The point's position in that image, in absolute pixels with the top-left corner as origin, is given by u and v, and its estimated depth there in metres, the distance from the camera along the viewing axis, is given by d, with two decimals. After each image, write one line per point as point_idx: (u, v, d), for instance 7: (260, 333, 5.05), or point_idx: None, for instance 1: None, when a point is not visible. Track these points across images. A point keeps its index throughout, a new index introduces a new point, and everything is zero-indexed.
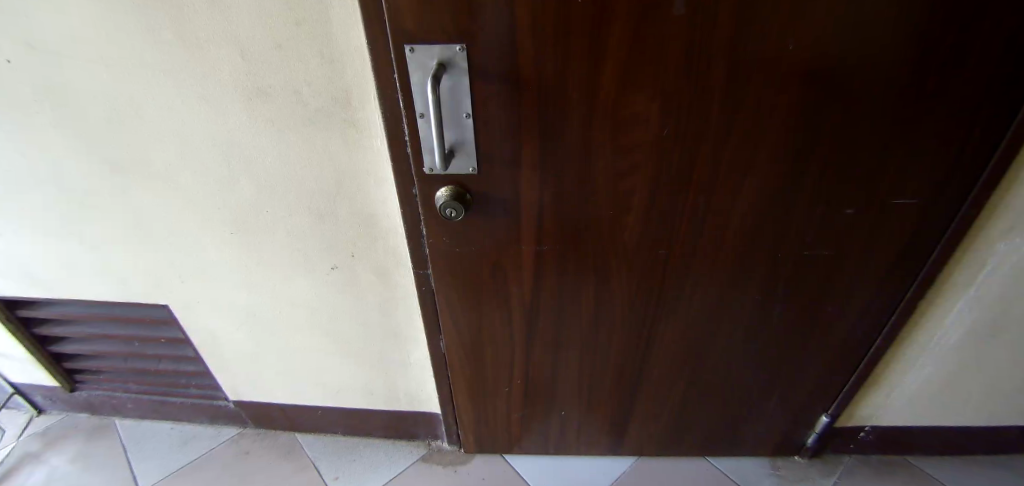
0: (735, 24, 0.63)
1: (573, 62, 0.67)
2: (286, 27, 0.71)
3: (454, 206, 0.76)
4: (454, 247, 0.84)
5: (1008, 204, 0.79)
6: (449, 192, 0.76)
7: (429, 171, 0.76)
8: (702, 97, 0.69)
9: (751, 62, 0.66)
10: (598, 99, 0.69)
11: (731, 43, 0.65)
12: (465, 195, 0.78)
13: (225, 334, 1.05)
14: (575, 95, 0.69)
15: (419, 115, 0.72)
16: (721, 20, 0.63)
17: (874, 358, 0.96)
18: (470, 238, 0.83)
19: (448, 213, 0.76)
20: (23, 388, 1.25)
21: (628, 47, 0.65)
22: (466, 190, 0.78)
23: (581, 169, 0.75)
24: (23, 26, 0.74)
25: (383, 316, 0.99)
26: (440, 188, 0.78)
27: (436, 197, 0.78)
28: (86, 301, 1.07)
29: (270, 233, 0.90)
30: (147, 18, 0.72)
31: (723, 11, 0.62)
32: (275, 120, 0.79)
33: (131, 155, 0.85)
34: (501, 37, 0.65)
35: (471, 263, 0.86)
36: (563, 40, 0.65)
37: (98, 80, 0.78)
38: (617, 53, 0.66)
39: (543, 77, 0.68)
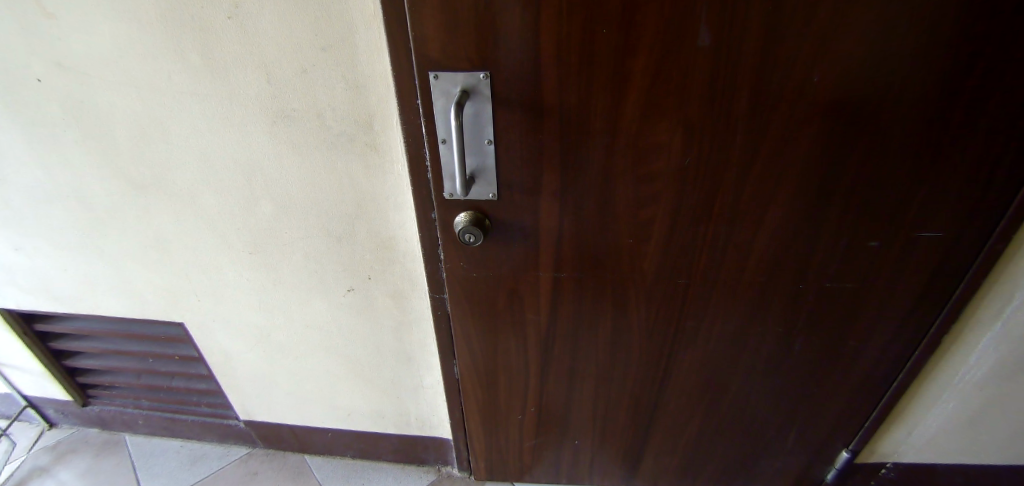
0: (758, 55, 0.63)
1: (594, 91, 0.67)
2: (312, 53, 0.72)
3: (473, 231, 0.75)
4: (471, 272, 0.84)
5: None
6: (468, 217, 0.76)
7: (449, 196, 0.76)
8: (723, 127, 0.68)
9: (775, 93, 0.65)
10: (620, 127, 0.69)
11: (756, 75, 0.64)
12: (484, 220, 0.77)
13: (238, 354, 1.05)
14: (596, 124, 0.69)
15: (441, 141, 0.72)
16: (745, 53, 0.63)
17: (899, 394, 0.93)
18: (487, 263, 0.82)
19: (467, 238, 0.76)
20: (35, 401, 1.25)
21: (650, 77, 0.66)
22: (485, 216, 0.78)
23: (600, 197, 0.75)
24: (58, 49, 0.77)
25: (397, 339, 0.98)
26: (459, 214, 0.78)
27: (455, 222, 0.78)
28: (103, 317, 1.08)
29: (288, 254, 0.90)
30: (178, 44, 0.74)
31: (747, 44, 0.62)
32: (297, 144, 0.80)
33: (154, 175, 0.86)
34: (523, 66, 0.66)
35: (487, 288, 0.85)
36: (586, 69, 0.65)
37: (127, 101, 0.80)
38: (639, 83, 0.66)
39: (565, 106, 0.68)
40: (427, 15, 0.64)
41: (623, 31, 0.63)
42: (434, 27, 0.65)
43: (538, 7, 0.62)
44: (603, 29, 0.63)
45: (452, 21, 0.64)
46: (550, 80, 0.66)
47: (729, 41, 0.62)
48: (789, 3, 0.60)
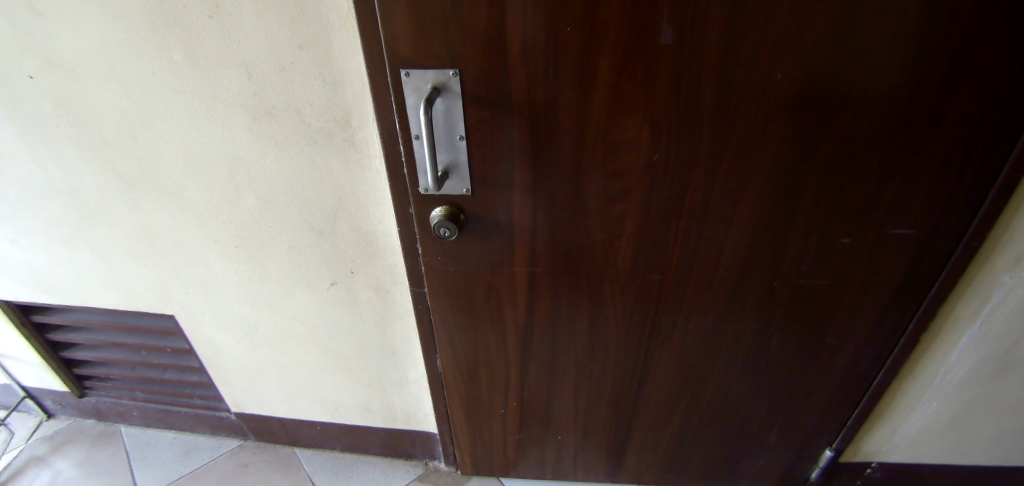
0: (722, 52, 0.64)
1: (562, 86, 0.68)
2: (290, 51, 0.74)
3: (447, 225, 0.76)
4: (449, 266, 0.84)
5: (1012, 237, 0.77)
6: (443, 212, 0.78)
7: (423, 191, 0.77)
8: (691, 123, 0.69)
9: (740, 89, 0.66)
10: (589, 123, 0.70)
11: (720, 72, 0.65)
12: (459, 214, 0.78)
13: (226, 348, 1.06)
14: (565, 120, 0.70)
15: (415, 137, 0.74)
16: (709, 49, 0.64)
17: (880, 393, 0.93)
18: (465, 258, 0.83)
19: (442, 232, 0.77)
20: (34, 392, 1.28)
21: (616, 73, 0.66)
22: (460, 210, 0.79)
23: (572, 192, 0.76)
24: (49, 48, 0.80)
25: (381, 333, 0.98)
26: (435, 208, 0.79)
27: (430, 217, 0.79)
28: (95, 310, 1.10)
29: (271, 248, 0.91)
30: (162, 43, 0.76)
31: (711, 41, 0.63)
32: (278, 140, 0.81)
33: (142, 171, 0.89)
34: (492, 62, 0.67)
35: (466, 283, 0.86)
36: (553, 66, 0.66)
37: (116, 99, 0.83)
38: (606, 79, 0.67)
39: (534, 102, 0.69)
40: (398, 14, 0.66)
41: (588, 29, 0.64)
42: (404, 24, 0.66)
43: (504, 4, 0.63)
44: (568, 26, 0.64)
45: (422, 18, 0.65)
46: (518, 76, 0.67)
47: (693, 38, 0.63)
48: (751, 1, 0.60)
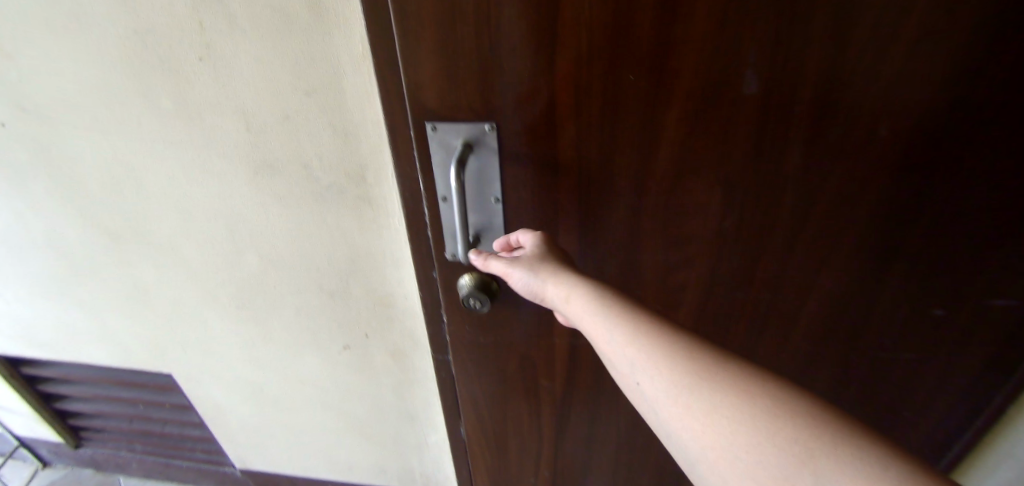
0: (817, 104, 0.52)
1: (619, 144, 0.57)
2: (295, 98, 0.64)
3: (477, 297, 0.67)
4: (477, 338, 0.75)
5: None
6: (473, 280, 0.67)
7: (451, 256, 0.67)
8: (771, 184, 0.58)
9: (833, 149, 0.55)
10: (648, 185, 0.60)
11: (810, 129, 0.54)
12: (491, 282, 0.68)
13: (229, 407, 0.97)
14: (620, 181, 0.60)
15: (442, 198, 0.64)
16: (800, 103, 0.52)
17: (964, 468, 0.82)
18: (495, 329, 0.74)
19: (471, 303, 0.68)
20: (28, 441, 1.21)
21: (685, 129, 0.55)
22: (493, 277, 0.68)
23: (624, 258, 0.65)
24: (19, 91, 0.70)
25: (399, 397, 0.89)
26: (464, 273, 0.69)
27: (459, 283, 0.69)
28: (87, 363, 1.01)
29: (278, 309, 0.82)
30: (149, 88, 0.66)
31: (802, 95, 0.52)
32: (283, 196, 0.71)
33: (131, 225, 0.79)
34: (535, 116, 0.56)
35: (496, 354, 0.76)
36: (609, 121, 0.56)
37: (98, 147, 0.73)
38: (671, 137, 0.56)
39: (585, 160, 0.58)
40: (423, 61, 0.55)
41: (654, 78, 0.53)
42: (431, 73, 0.55)
43: (554, 50, 0.52)
44: (630, 74, 0.53)
45: (452, 65, 0.54)
46: (567, 131, 0.57)
47: (784, 89, 0.52)
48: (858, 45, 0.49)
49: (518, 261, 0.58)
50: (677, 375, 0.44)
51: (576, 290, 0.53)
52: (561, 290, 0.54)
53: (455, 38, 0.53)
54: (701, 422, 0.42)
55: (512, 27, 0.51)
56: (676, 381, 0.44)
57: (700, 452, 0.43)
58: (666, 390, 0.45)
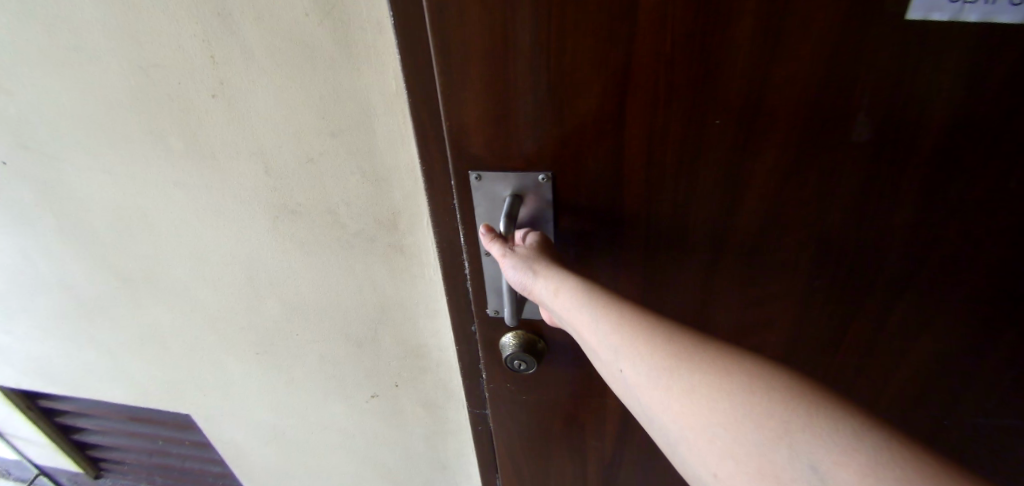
0: (931, 151, 0.45)
1: (695, 195, 0.49)
2: (320, 139, 0.57)
3: (522, 359, 0.60)
4: (519, 394, 0.67)
5: None
6: (517, 340, 0.60)
7: (493, 313, 0.60)
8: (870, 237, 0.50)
9: (945, 200, 0.48)
10: (727, 239, 0.52)
11: (921, 177, 0.47)
12: (537, 341, 0.61)
13: (251, 449, 0.92)
14: (695, 235, 0.52)
15: (485, 253, 0.56)
16: (912, 150, 0.45)
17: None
18: (541, 386, 0.66)
19: (515, 364, 0.61)
20: (48, 469, 1.18)
21: (774, 180, 0.47)
22: (539, 335, 0.61)
23: (688, 314, 0.58)
24: (20, 128, 0.64)
25: (430, 447, 0.82)
26: (506, 331, 0.62)
27: (501, 341, 0.62)
28: (103, 399, 0.97)
29: (301, 356, 0.76)
30: (158, 128, 0.60)
31: (916, 140, 0.45)
32: (306, 243, 0.64)
33: (143, 267, 0.73)
34: (598, 164, 0.49)
35: (540, 412, 0.69)
36: (687, 171, 0.48)
37: (105, 188, 0.67)
38: (759, 188, 0.48)
39: (653, 212, 0.51)
40: (470, 104, 0.47)
41: (744, 122, 0.45)
42: (478, 116, 0.47)
43: (626, 90, 0.44)
44: (716, 118, 0.45)
45: (503, 108, 0.46)
46: (636, 181, 0.49)
47: (894, 132, 0.44)
48: (991, 87, 0.41)
49: (517, 249, 0.47)
50: (659, 357, 0.35)
51: (565, 282, 0.43)
52: (551, 282, 0.44)
53: (508, 79, 0.45)
54: (682, 402, 0.34)
55: (576, 65, 0.43)
56: (658, 365, 0.35)
57: (679, 432, 0.34)
58: (650, 377, 0.35)
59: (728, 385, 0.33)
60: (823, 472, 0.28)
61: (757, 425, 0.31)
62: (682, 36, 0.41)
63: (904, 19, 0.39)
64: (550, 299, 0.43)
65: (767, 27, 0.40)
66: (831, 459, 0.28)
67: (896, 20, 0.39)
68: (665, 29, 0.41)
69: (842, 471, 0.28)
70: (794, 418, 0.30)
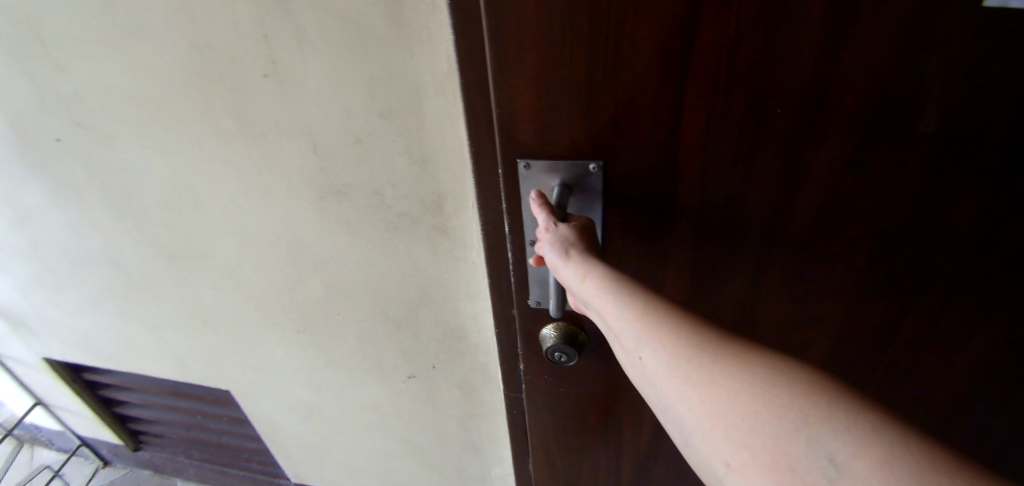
0: (1009, 152, 0.41)
1: (749, 189, 0.46)
2: (370, 120, 0.57)
3: (562, 351, 0.59)
4: (556, 385, 0.67)
5: None
6: (557, 332, 0.60)
7: (534, 304, 0.60)
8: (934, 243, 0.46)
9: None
10: (783, 236, 0.49)
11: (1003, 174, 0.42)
12: (578, 333, 0.60)
13: (288, 426, 0.94)
14: (748, 230, 0.49)
15: (530, 243, 0.55)
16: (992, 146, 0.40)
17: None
18: (580, 378, 0.66)
19: (556, 357, 0.60)
20: (90, 441, 1.23)
21: (837, 176, 0.44)
22: (580, 327, 0.60)
23: (734, 315, 0.56)
24: (76, 107, 0.65)
25: (464, 429, 0.83)
26: (547, 323, 0.62)
27: (541, 333, 0.62)
28: (145, 374, 1.00)
29: (341, 336, 0.77)
30: (210, 108, 0.61)
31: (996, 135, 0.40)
32: (351, 224, 0.65)
33: (190, 245, 0.75)
34: (648, 155, 0.46)
35: (577, 404, 0.69)
36: (743, 165, 0.45)
37: (156, 168, 0.68)
38: (820, 183, 0.45)
39: (704, 207, 0.49)
40: (515, 92, 0.45)
41: (808, 113, 0.41)
42: (524, 103, 0.45)
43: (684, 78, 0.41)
44: (777, 107, 0.41)
45: (550, 95, 0.44)
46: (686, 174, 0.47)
47: (968, 130, 0.40)
48: None
49: (556, 225, 0.45)
50: (680, 346, 0.33)
51: (591, 266, 0.40)
52: (577, 267, 0.41)
53: (557, 64, 0.42)
54: (700, 393, 0.31)
55: (630, 51, 0.41)
56: (677, 355, 0.32)
57: (695, 422, 0.32)
58: (668, 367, 0.33)
59: (748, 377, 0.30)
60: (841, 464, 0.26)
61: (775, 419, 0.28)
62: (745, 20, 0.38)
63: (982, 7, 0.35)
64: (577, 285, 0.40)
65: (834, 12, 0.37)
66: (849, 451, 0.26)
67: (972, 7, 0.35)
68: (728, 11, 0.38)
69: (860, 463, 0.25)
70: (814, 412, 0.28)
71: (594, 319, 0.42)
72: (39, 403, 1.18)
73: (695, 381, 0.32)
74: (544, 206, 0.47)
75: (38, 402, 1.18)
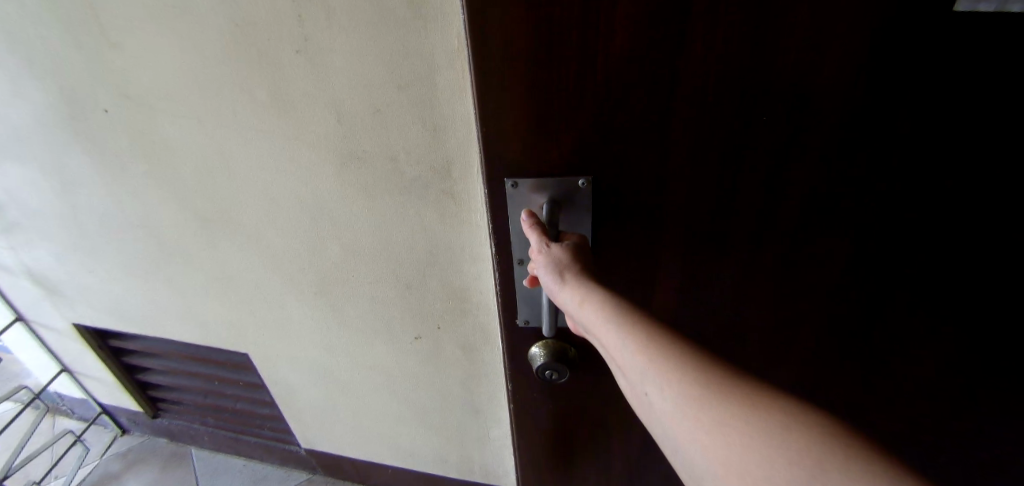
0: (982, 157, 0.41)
1: (739, 200, 0.46)
2: (388, 92, 0.64)
3: (553, 370, 0.55)
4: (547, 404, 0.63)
5: None
6: (545, 351, 0.56)
7: (523, 323, 0.57)
8: (928, 256, 0.46)
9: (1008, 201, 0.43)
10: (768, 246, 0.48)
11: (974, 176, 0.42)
12: (568, 350, 0.56)
13: (301, 389, 1.01)
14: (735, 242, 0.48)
15: (518, 261, 0.53)
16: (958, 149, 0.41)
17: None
18: (573, 397, 0.62)
19: (546, 376, 0.56)
20: (110, 409, 1.30)
21: (817, 183, 0.44)
22: (569, 343, 0.56)
23: (729, 332, 0.54)
24: (124, 80, 0.73)
25: (465, 390, 0.89)
26: (534, 341, 0.57)
27: (529, 352, 0.58)
28: (168, 340, 1.07)
29: (354, 297, 0.84)
30: (245, 80, 0.68)
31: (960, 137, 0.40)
32: (367, 188, 0.72)
33: (219, 210, 0.82)
34: (637, 168, 0.45)
35: (570, 423, 0.64)
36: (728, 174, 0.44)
37: (193, 136, 0.76)
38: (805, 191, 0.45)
39: (694, 220, 0.47)
40: (498, 107, 0.42)
41: (795, 120, 0.41)
42: (509, 118, 0.43)
43: (672, 87, 0.40)
44: (764, 115, 0.41)
45: (539, 104, 0.42)
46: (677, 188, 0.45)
47: (966, 136, 0.40)
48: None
49: (553, 247, 0.45)
50: (692, 386, 0.35)
51: (593, 293, 0.41)
52: (577, 292, 0.42)
53: (545, 74, 0.41)
54: (712, 435, 0.33)
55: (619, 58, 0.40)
56: (690, 395, 0.35)
57: (705, 465, 0.34)
58: (680, 407, 0.35)
59: (762, 422, 0.32)
60: None
61: (789, 463, 0.31)
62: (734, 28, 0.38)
63: (954, 11, 0.36)
64: (576, 310, 0.42)
65: (815, 20, 0.37)
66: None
67: (944, 14, 0.36)
68: (717, 19, 0.38)
69: None
70: (829, 458, 0.30)
71: (592, 344, 0.44)
72: (64, 370, 1.25)
73: (706, 422, 0.34)
74: (551, 223, 0.46)
75: (63, 369, 1.25)
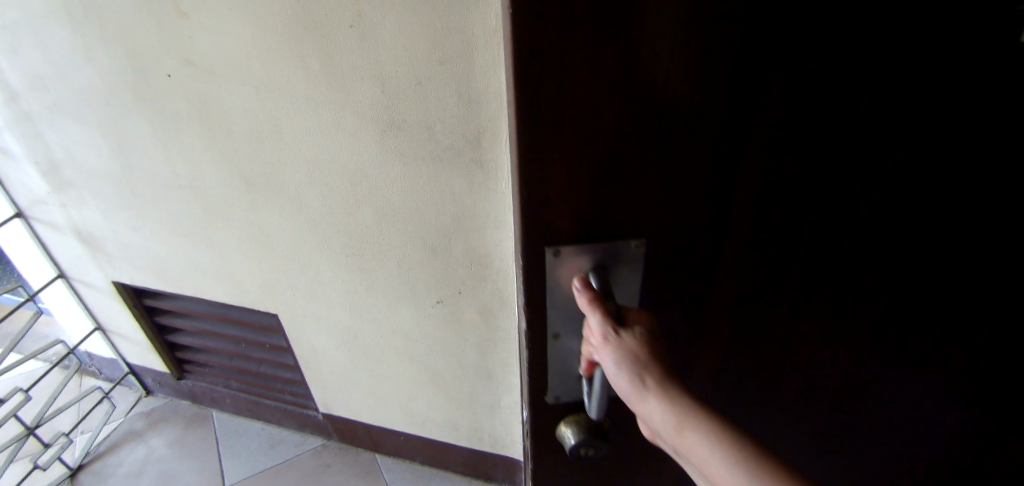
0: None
1: (799, 232, 0.40)
2: (428, 66, 0.71)
3: (591, 445, 0.48)
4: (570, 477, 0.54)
5: None
6: (580, 426, 0.48)
7: (553, 399, 0.49)
8: (970, 273, 0.43)
9: None
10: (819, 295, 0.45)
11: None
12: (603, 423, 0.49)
13: (325, 351, 1.07)
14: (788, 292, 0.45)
15: (553, 335, 0.45)
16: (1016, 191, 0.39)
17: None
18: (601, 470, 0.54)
19: (582, 453, 0.49)
20: (137, 370, 1.37)
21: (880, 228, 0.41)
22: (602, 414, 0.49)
23: (767, 383, 0.52)
24: (189, 47, 0.81)
25: (480, 356, 0.95)
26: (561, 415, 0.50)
27: (558, 429, 0.50)
28: (202, 300, 1.14)
29: (383, 261, 0.90)
30: (300, 51, 0.75)
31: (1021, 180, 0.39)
32: (403, 154, 0.79)
33: (264, 174, 0.89)
34: (693, 218, 0.39)
35: None
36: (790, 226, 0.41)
37: (247, 103, 0.83)
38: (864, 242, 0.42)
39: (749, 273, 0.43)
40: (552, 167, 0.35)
41: (863, 142, 0.36)
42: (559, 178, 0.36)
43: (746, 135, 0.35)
44: (833, 140, 0.36)
45: (591, 152, 0.35)
46: (737, 231, 0.40)
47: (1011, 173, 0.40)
48: None
49: (617, 335, 0.38)
50: None
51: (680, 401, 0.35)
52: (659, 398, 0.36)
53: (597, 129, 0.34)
54: None
55: (689, 97, 0.33)
56: None
57: None
58: None
59: None
60: None
61: None
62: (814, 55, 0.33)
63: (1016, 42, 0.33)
64: (669, 433, 0.36)
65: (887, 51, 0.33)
66: None
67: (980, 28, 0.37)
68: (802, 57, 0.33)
69: None
70: None
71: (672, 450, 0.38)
72: (98, 328, 1.32)
73: None
74: (604, 301, 0.39)
75: (98, 328, 1.32)
